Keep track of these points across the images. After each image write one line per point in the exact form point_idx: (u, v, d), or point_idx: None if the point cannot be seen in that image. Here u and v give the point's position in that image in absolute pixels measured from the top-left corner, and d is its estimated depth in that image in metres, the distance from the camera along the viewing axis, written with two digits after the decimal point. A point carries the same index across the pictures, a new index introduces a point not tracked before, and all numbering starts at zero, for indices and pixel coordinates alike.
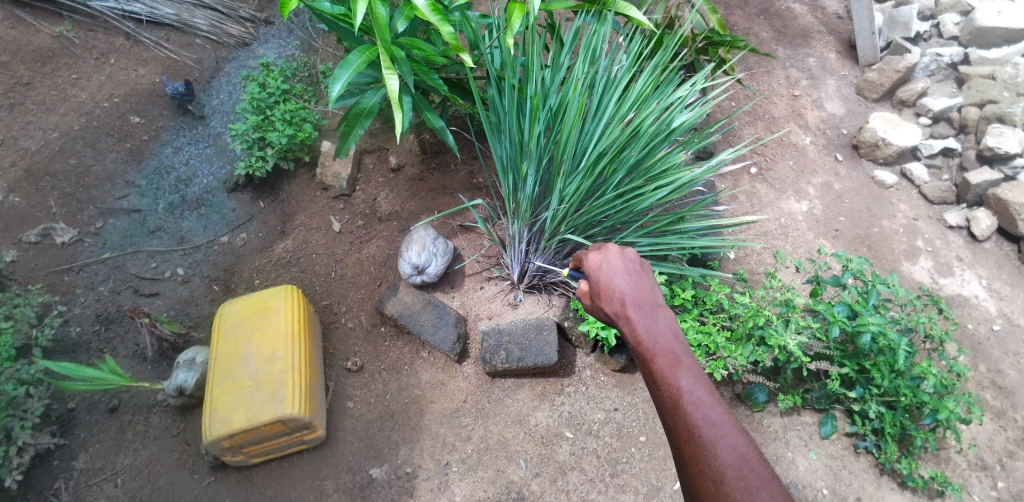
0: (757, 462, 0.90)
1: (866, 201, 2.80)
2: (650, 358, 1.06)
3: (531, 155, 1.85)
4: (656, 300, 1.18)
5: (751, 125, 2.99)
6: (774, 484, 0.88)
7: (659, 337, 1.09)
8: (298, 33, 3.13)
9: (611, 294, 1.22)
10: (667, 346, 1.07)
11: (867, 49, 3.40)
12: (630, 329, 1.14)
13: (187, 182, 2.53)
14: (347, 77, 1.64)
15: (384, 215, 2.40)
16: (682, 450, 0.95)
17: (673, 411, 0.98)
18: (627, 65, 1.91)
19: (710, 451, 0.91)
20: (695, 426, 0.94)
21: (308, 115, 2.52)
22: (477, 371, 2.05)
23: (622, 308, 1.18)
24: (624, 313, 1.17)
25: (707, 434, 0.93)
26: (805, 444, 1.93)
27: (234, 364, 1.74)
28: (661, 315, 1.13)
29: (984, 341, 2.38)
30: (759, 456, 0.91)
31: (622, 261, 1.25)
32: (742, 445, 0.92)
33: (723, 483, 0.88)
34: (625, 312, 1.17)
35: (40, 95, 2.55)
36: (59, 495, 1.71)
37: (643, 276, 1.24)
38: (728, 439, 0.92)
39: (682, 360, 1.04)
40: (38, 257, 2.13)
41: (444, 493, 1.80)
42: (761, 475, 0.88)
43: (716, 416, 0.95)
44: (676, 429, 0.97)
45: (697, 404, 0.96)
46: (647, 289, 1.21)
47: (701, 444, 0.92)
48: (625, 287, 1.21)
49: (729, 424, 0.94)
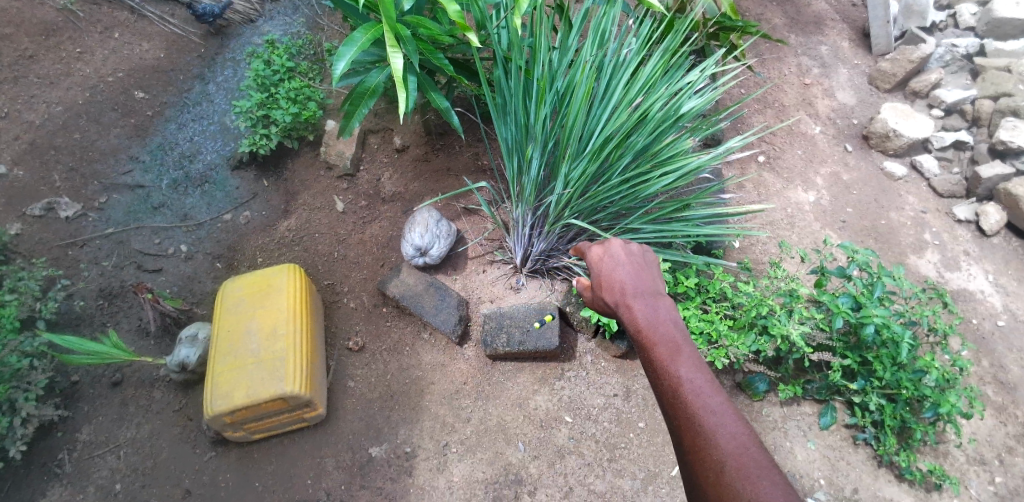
0: (757, 450, 0.88)
1: (874, 193, 2.77)
2: (650, 347, 1.06)
3: (537, 139, 1.83)
4: (656, 289, 1.18)
5: (760, 112, 2.95)
6: (775, 472, 0.86)
7: (659, 326, 1.08)
8: (304, 10, 3.10)
9: (612, 284, 1.21)
10: (667, 334, 1.06)
11: (881, 38, 3.33)
12: (631, 318, 1.13)
13: (190, 158, 2.53)
14: (352, 55, 1.62)
15: (387, 195, 2.39)
16: (683, 439, 0.94)
17: (673, 401, 0.97)
18: (636, 48, 1.88)
19: (710, 440, 0.90)
20: (695, 414, 0.93)
21: (313, 93, 2.50)
22: (477, 354, 2.05)
23: (622, 298, 1.17)
24: (624, 302, 1.17)
25: (708, 422, 0.91)
26: (804, 434, 1.93)
27: (236, 342, 1.75)
28: (662, 304, 1.13)
29: (988, 336, 2.36)
30: (760, 444, 0.90)
31: (624, 253, 1.25)
32: (742, 433, 0.90)
33: (723, 472, 0.87)
34: (626, 301, 1.16)
35: (44, 69, 2.53)
36: (63, 466, 1.73)
37: (644, 266, 1.24)
38: (729, 428, 0.91)
39: (682, 348, 1.03)
40: (42, 231, 2.13)
41: (442, 474, 1.81)
42: (761, 463, 0.87)
43: (716, 404, 0.94)
44: (676, 418, 0.96)
45: (697, 393, 0.95)
46: (648, 278, 1.20)
47: (701, 432, 0.91)
48: (626, 277, 1.20)
49: (729, 412, 0.93)
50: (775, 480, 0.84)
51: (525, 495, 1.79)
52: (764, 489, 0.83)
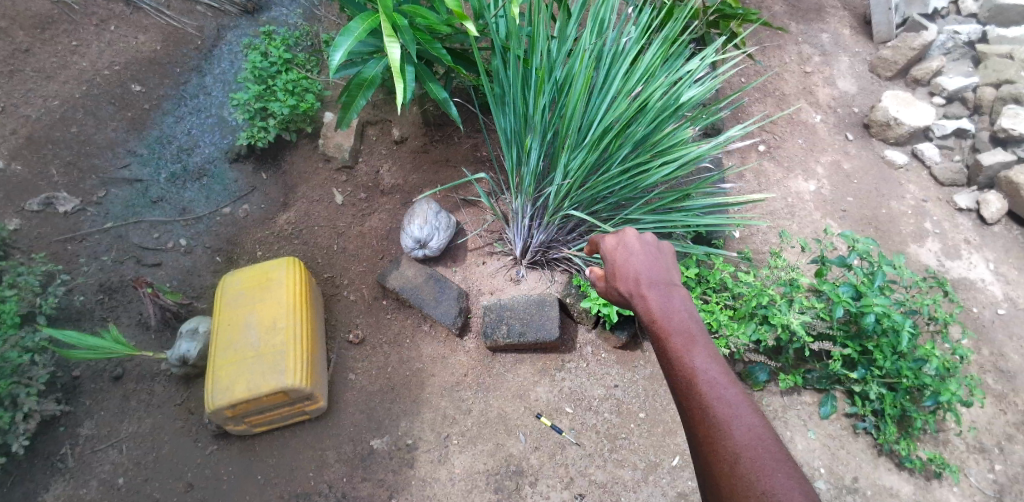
0: (773, 443, 0.87)
1: (875, 181, 2.76)
2: (664, 337, 1.03)
3: (536, 129, 1.82)
4: (671, 279, 1.15)
5: (760, 101, 2.94)
6: (790, 465, 0.85)
7: (673, 316, 1.05)
8: (301, 1, 3.08)
9: (626, 274, 1.18)
10: (682, 325, 1.03)
11: (883, 25, 3.30)
12: (644, 308, 1.10)
13: (189, 152, 2.52)
14: (348, 45, 1.59)
15: (386, 187, 2.38)
16: (696, 430, 0.92)
17: (686, 392, 0.96)
18: (635, 37, 1.86)
19: (724, 431, 0.89)
20: (709, 405, 0.92)
21: (310, 85, 2.49)
22: (478, 346, 2.05)
23: (636, 287, 1.14)
24: (638, 292, 1.14)
25: (722, 414, 0.90)
26: (804, 423, 1.93)
27: (236, 334, 1.75)
28: (676, 294, 1.10)
29: (988, 324, 2.36)
30: (774, 436, 0.89)
31: (638, 242, 1.22)
32: (757, 425, 0.89)
33: (737, 463, 0.86)
34: (639, 291, 1.13)
35: (40, 62, 2.51)
36: (65, 460, 1.74)
37: (658, 255, 1.20)
38: (743, 419, 0.89)
39: (697, 339, 1.00)
40: (40, 226, 2.12)
41: (443, 465, 1.82)
42: (777, 456, 0.86)
43: (731, 396, 0.92)
44: (690, 409, 0.94)
45: (712, 384, 0.93)
46: (663, 268, 1.17)
47: (714, 424, 0.90)
48: (640, 266, 1.17)
49: (744, 404, 0.91)
50: (789, 473, 0.83)
51: (526, 487, 1.79)
52: (779, 482, 0.82)
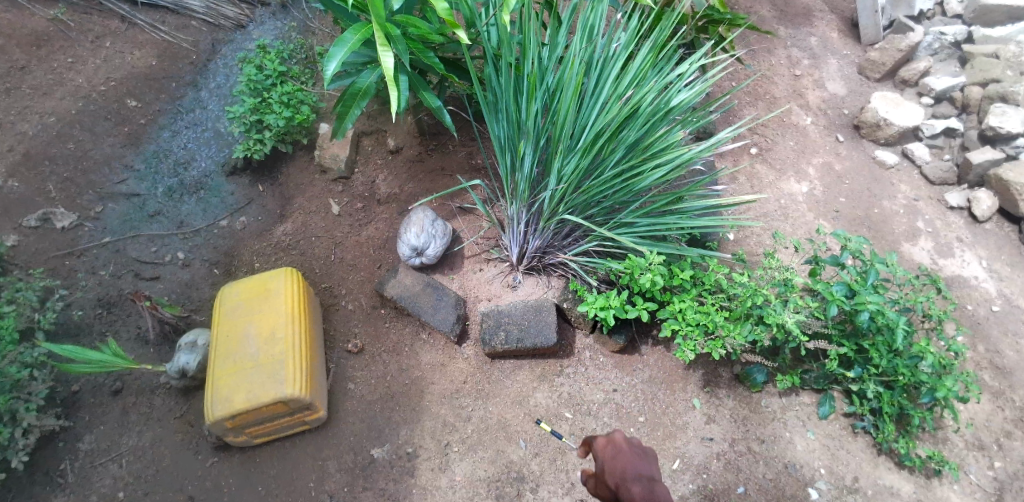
0: None
1: (867, 182, 2.79)
2: None
3: (530, 135, 1.85)
4: (655, 475, 1.22)
5: (751, 105, 2.98)
6: None
7: None
8: (295, 15, 3.12)
9: (613, 468, 1.26)
10: None
11: (869, 28, 3.35)
12: None
13: (185, 165, 2.54)
14: (342, 56, 1.61)
15: (383, 197, 2.40)
16: None
17: None
18: (625, 42, 1.89)
19: None
20: None
21: (305, 97, 2.51)
22: (476, 353, 2.06)
23: (623, 485, 1.21)
24: (625, 491, 1.20)
25: None
26: (803, 424, 1.96)
27: (235, 345, 1.76)
28: (660, 493, 1.17)
29: (983, 321, 2.38)
30: None
31: (625, 440, 1.31)
32: None
33: None
34: (626, 486, 1.20)
35: (36, 79, 2.53)
36: (66, 475, 1.74)
37: (643, 452, 1.29)
38: None
39: None
40: (38, 242, 2.13)
41: (444, 473, 1.82)
42: None
43: None
44: None
45: None
46: (647, 461, 1.25)
47: None
48: (627, 461, 1.25)
49: None
50: None
51: (527, 492, 1.79)
52: None
